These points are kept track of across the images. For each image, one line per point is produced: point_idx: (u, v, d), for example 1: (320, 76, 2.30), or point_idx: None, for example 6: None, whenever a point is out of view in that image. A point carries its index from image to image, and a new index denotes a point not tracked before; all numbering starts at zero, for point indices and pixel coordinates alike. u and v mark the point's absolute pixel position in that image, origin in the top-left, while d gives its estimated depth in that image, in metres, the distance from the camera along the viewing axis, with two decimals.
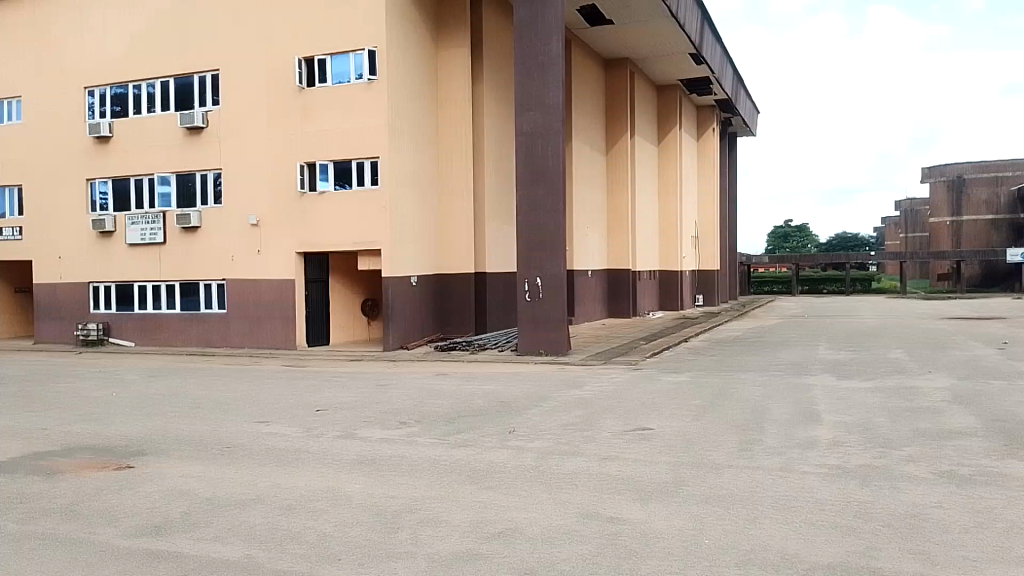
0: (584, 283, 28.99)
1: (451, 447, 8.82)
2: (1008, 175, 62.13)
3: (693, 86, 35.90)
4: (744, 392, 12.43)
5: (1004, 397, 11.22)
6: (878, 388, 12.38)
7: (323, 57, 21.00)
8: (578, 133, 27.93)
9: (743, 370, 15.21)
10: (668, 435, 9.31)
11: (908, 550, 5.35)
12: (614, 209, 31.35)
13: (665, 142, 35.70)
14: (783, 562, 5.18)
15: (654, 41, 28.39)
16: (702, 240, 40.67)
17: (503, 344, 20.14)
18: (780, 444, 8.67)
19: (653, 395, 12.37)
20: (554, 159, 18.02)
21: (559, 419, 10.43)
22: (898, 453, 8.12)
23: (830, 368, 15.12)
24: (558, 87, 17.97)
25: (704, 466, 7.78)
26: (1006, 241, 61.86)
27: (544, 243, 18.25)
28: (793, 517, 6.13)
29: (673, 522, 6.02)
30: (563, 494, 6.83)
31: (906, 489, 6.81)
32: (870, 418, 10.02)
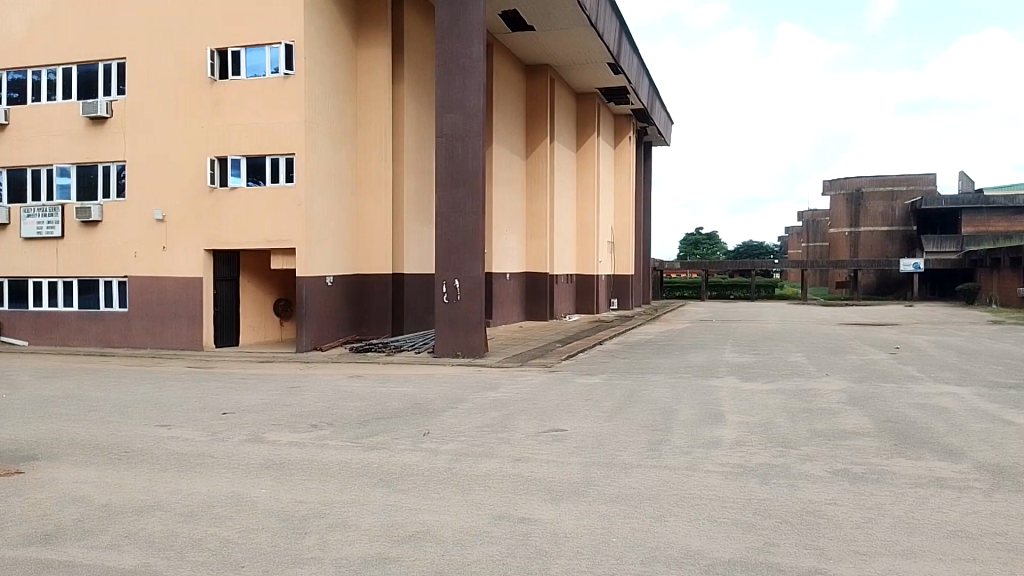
0: (502, 285, 29.11)
1: (363, 450, 8.71)
2: (903, 190, 66.05)
3: (611, 95, 36.69)
4: (655, 393, 12.78)
5: (893, 399, 11.93)
6: (779, 390, 12.95)
7: (238, 49, 20.37)
8: (498, 137, 28.07)
9: (655, 372, 15.63)
10: (580, 436, 9.47)
11: (803, 545, 5.62)
12: (532, 213, 31.64)
13: (584, 148, 36.29)
14: (686, 559, 5.35)
15: (574, 49, 28.83)
16: (618, 245, 41.52)
17: (419, 346, 20.01)
18: (686, 444, 8.95)
19: (567, 396, 12.55)
20: (474, 162, 18.04)
21: (474, 421, 10.46)
22: (796, 452, 8.52)
23: (735, 370, 15.73)
24: (479, 90, 18.01)
25: (614, 466, 7.95)
26: (899, 251, 65.81)
27: (462, 245, 18.23)
28: (697, 514, 6.34)
29: (582, 522, 6.12)
30: (475, 495, 6.85)
31: (802, 487, 7.15)
32: (771, 418, 10.48)
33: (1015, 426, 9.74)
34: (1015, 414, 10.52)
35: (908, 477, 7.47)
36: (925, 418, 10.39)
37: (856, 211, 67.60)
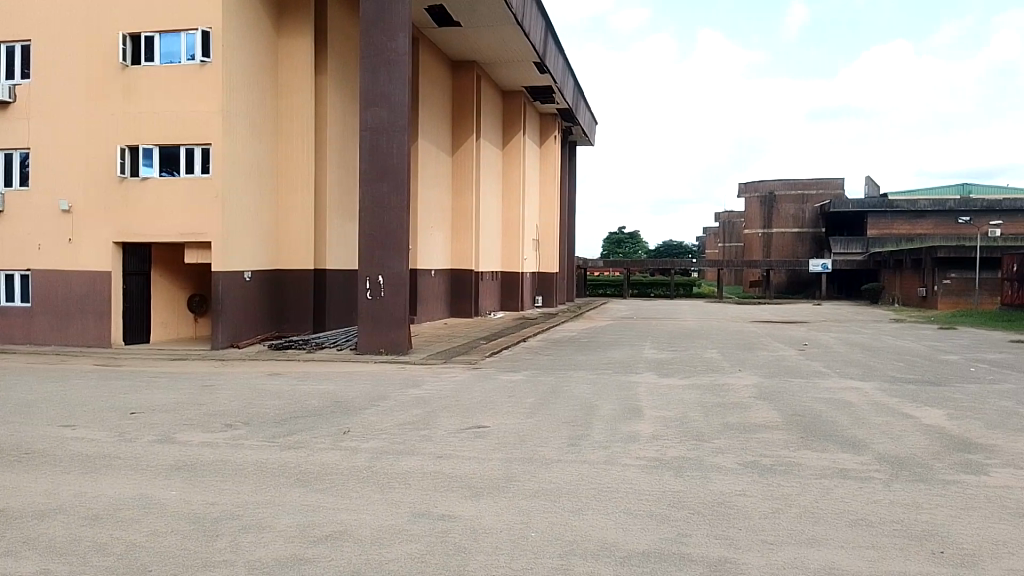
0: (426, 282, 28.91)
1: (279, 449, 8.51)
2: (812, 194, 68.76)
3: (536, 94, 36.95)
4: (576, 390, 12.97)
5: (801, 394, 12.48)
6: (695, 386, 13.35)
7: (151, 35, 19.55)
8: (423, 132, 27.85)
9: (577, 368, 15.86)
10: (502, 432, 9.53)
11: (714, 536, 5.82)
12: (458, 210, 31.56)
13: (510, 146, 36.42)
14: (602, 550, 5.47)
15: (500, 46, 28.86)
16: (544, 243, 41.89)
17: (341, 343, 19.71)
18: (605, 439, 9.13)
19: (490, 393, 12.60)
20: (399, 156, 17.85)
21: (395, 418, 10.39)
22: (710, 445, 8.82)
23: (654, 366, 16.12)
24: (403, 84, 17.83)
25: (535, 461, 8.03)
26: (808, 252, 68.98)
27: (385, 241, 18.02)
28: (614, 507, 6.48)
29: (501, 517, 6.16)
30: (394, 494, 6.80)
31: (715, 479, 7.40)
32: (687, 413, 10.80)
33: (911, 419, 10.34)
34: (912, 408, 11.16)
35: (813, 468, 7.83)
36: (830, 412, 10.90)
37: (769, 213, 70.52)
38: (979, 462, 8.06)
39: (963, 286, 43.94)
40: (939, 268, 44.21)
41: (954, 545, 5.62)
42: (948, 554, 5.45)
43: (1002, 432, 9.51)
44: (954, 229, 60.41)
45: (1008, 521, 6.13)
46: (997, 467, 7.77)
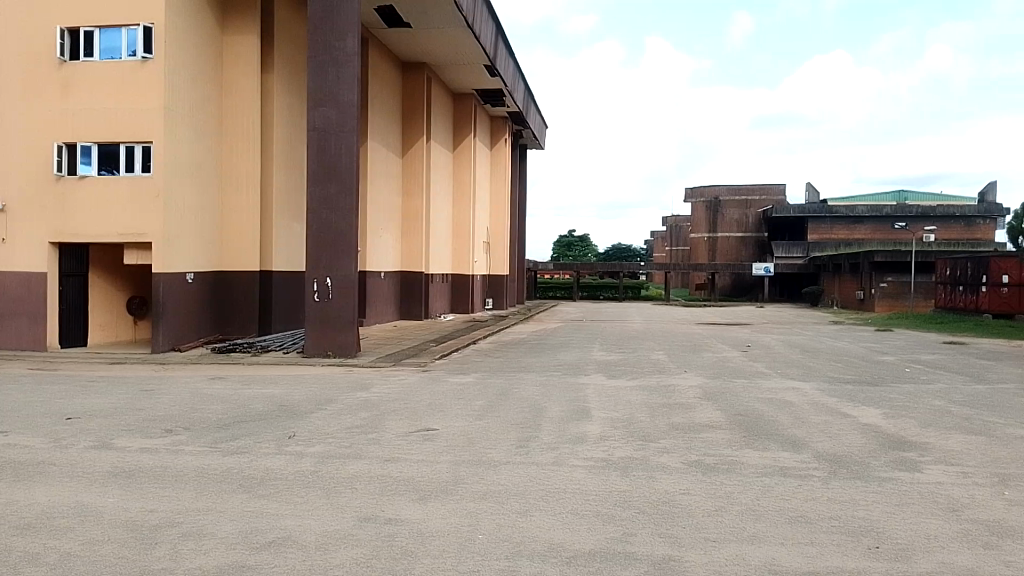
0: (375, 285, 28.63)
1: (222, 455, 8.34)
2: (756, 199, 70.48)
3: (487, 96, 36.98)
4: (525, 392, 13.01)
5: (745, 394, 12.77)
6: (642, 387, 13.54)
7: (91, 29, 18.95)
8: (373, 133, 27.61)
9: (526, 371, 15.92)
10: (451, 435, 9.51)
11: (659, 534, 5.91)
12: (408, 211, 31.37)
13: (460, 148, 36.39)
14: (548, 551, 5.50)
15: (450, 48, 28.79)
16: (494, 245, 41.97)
17: (288, 346, 19.40)
18: (554, 440, 9.20)
19: (439, 396, 12.55)
20: (348, 157, 17.68)
21: (343, 422, 10.28)
22: (656, 445, 8.96)
23: (602, 368, 16.28)
24: (352, 84, 17.66)
25: (483, 463, 8.03)
26: (752, 256, 70.64)
27: (334, 243, 17.81)
28: (562, 507, 6.54)
29: (449, 520, 6.16)
30: (340, 498, 6.73)
31: (660, 478, 7.52)
32: (633, 414, 10.94)
33: (849, 418, 10.68)
34: (850, 407, 11.52)
35: (755, 467, 8.02)
36: (772, 412, 11.18)
37: (714, 218, 71.74)
38: (912, 459, 8.36)
39: (899, 289, 45.44)
40: (877, 272, 45.68)
41: (888, 540, 5.82)
42: (882, 549, 5.64)
43: (933, 430, 9.89)
44: (890, 234, 62.54)
45: (937, 516, 6.38)
46: (929, 465, 8.08)
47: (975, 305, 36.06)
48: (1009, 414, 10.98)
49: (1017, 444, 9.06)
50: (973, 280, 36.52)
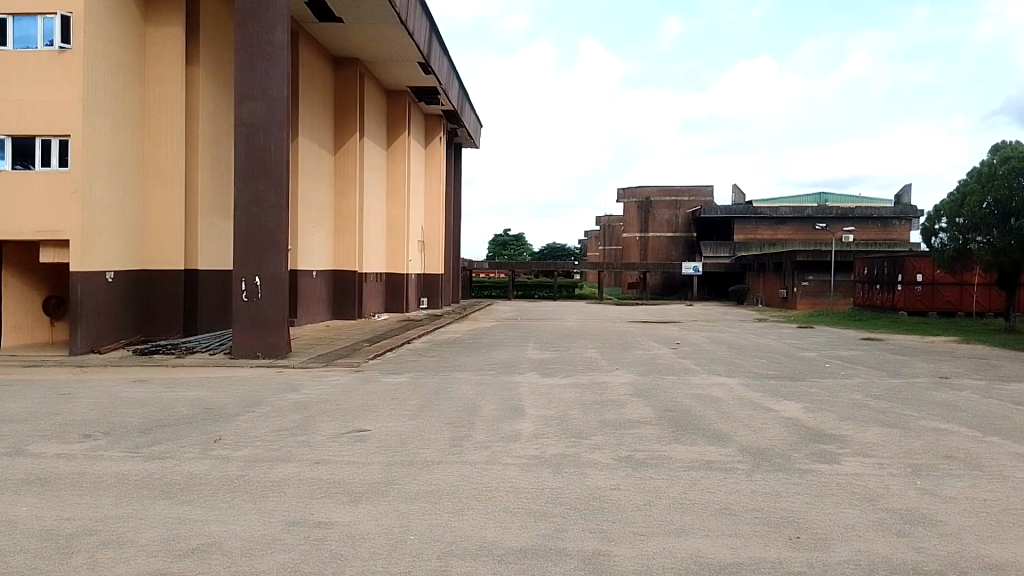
0: (307, 283, 28.07)
1: (144, 460, 8.06)
2: (685, 200, 72.22)
3: (421, 94, 36.72)
4: (459, 391, 13.01)
5: (674, 390, 13.07)
6: (574, 384, 13.71)
7: (3, 16, 18.03)
8: (304, 128, 27.09)
9: (461, 370, 15.92)
10: (383, 435, 9.43)
11: (590, 530, 6.00)
12: (340, 209, 30.88)
13: (394, 146, 36.04)
14: (480, 550, 5.52)
15: (383, 45, 28.49)
16: (429, 244, 41.77)
17: (215, 347, 18.87)
18: (487, 439, 9.23)
19: (371, 396, 12.42)
20: (277, 154, 17.32)
21: (272, 424, 10.07)
22: (587, 441, 9.09)
23: (535, 366, 16.42)
24: (282, 79, 17.32)
25: (416, 464, 7.99)
26: (681, 256, 72.33)
27: (262, 241, 17.41)
28: (494, 506, 6.57)
29: (380, 521, 6.12)
30: (268, 502, 6.60)
31: (591, 474, 7.64)
32: (566, 411, 11.07)
33: (772, 412, 11.07)
34: (773, 402, 11.94)
35: (683, 461, 8.23)
36: (700, 407, 11.48)
37: (646, 218, 73.08)
38: (831, 451, 8.73)
39: (820, 287, 47.21)
40: (799, 271, 47.33)
41: (807, 530, 6.06)
42: (802, 538, 5.87)
43: (850, 423, 10.36)
44: (811, 235, 64.99)
45: (854, 505, 6.68)
46: (847, 456, 8.45)
47: (891, 303, 37.77)
48: (919, 406, 11.59)
49: (927, 435, 9.58)
50: (888, 279, 38.25)
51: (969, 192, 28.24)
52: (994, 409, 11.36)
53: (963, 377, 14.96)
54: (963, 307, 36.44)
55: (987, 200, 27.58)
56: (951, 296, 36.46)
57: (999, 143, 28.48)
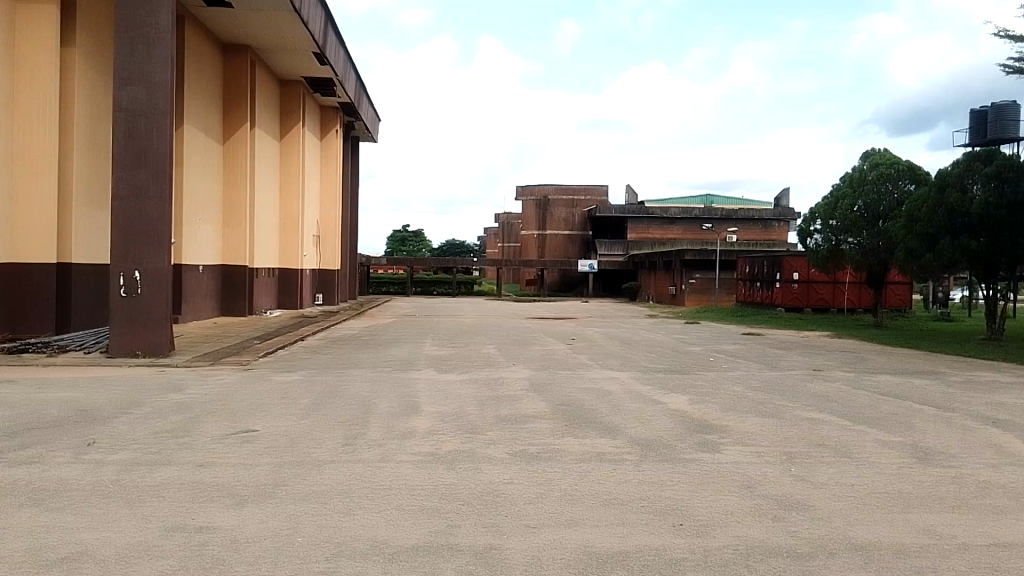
0: (192, 279, 26.83)
1: (8, 465, 7.49)
2: (582, 199, 73.82)
3: (315, 84, 35.73)
4: (354, 388, 12.78)
5: (569, 385, 13.35)
6: (471, 381, 13.74)
7: None
8: (189, 117, 25.84)
9: (355, 367, 15.64)
10: (272, 436, 9.12)
11: (482, 524, 6.04)
12: (229, 201, 29.66)
13: (287, 137, 34.96)
14: (371, 549, 5.45)
15: (276, 32, 27.58)
16: (324, 239, 40.86)
17: (90, 345, 17.76)
18: (381, 437, 9.11)
19: (261, 395, 12.00)
20: (159, 142, 16.43)
21: (153, 426, 9.58)
22: (482, 437, 9.14)
23: (433, 363, 16.36)
24: (165, 64, 16.45)
25: (306, 464, 7.81)
26: (578, 253, 73.80)
27: (143, 234, 16.50)
28: (387, 504, 6.50)
29: (266, 524, 5.93)
30: (146, 508, 6.27)
31: (485, 469, 7.69)
32: (462, 407, 11.10)
33: (660, 405, 11.47)
34: (661, 395, 12.37)
35: (574, 454, 8.41)
36: (592, 401, 11.76)
37: (543, 216, 74.07)
38: (713, 441, 9.14)
39: (706, 285, 49.38)
40: (687, 269, 49.33)
41: (690, 517, 6.32)
42: (685, 526, 6.12)
43: (732, 413, 10.88)
44: (698, 235, 67.29)
45: (733, 493, 7.02)
46: (728, 446, 8.87)
47: (771, 300, 39.93)
48: (795, 397, 12.30)
49: (802, 424, 10.20)
50: (768, 277, 40.55)
51: (842, 196, 30.39)
52: (861, 399, 12.20)
53: (833, 370, 16.01)
54: (835, 303, 38.82)
55: (858, 203, 29.77)
56: (825, 293, 38.80)
57: (868, 150, 30.78)
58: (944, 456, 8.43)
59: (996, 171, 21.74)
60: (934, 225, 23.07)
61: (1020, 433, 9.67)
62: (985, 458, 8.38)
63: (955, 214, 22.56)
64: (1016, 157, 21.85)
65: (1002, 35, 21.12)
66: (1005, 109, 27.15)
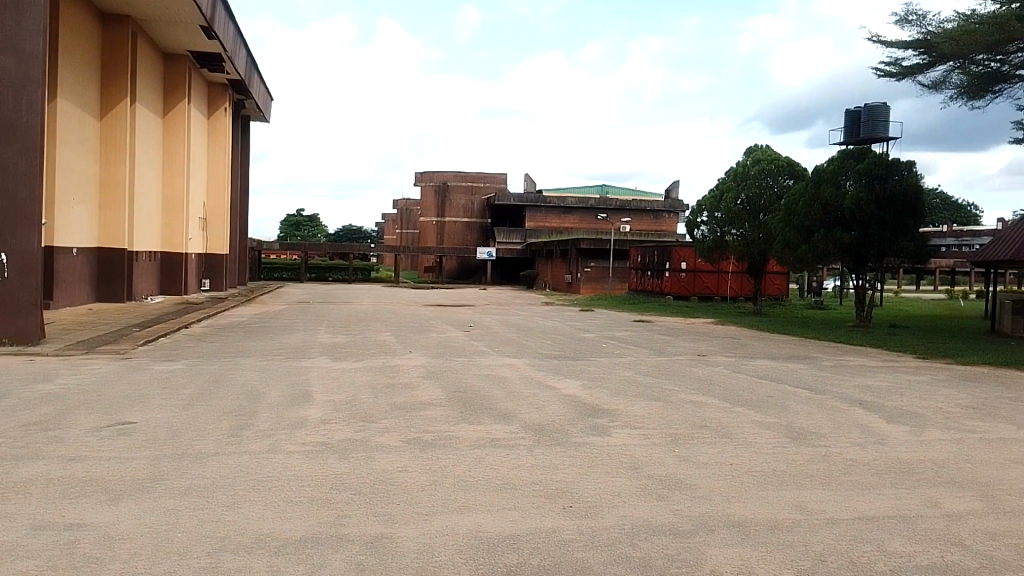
0: (65, 263, 25.08)
1: None
2: (481, 186, 73.97)
3: (202, 59, 34.09)
4: (241, 377, 12.35)
5: (464, 372, 13.40)
6: (365, 368, 13.57)
7: None
8: (62, 89, 24.05)
9: (244, 356, 15.10)
10: (151, 428, 8.68)
11: (374, 513, 5.99)
12: (107, 181, 27.90)
13: (172, 115, 33.20)
14: (256, 542, 5.31)
15: (161, 3, 26.13)
16: (210, 223, 39.18)
17: None
18: (270, 427, 8.84)
19: (140, 386, 11.39)
20: (28, 116, 15.23)
21: (18, 419, 8.91)
22: (376, 425, 9.07)
23: (326, 350, 16.03)
24: (36, 32, 15.24)
25: (188, 456, 7.48)
26: (477, 240, 74.10)
27: (10, 213, 15.26)
28: (276, 495, 6.34)
29: (143, 520, 5.65)
30: (9, 506, 5.84)
31: (377, 457, 7.62)
32: (356, 395, 10.95)
33: (554, 390, 11.72)
34: (555, 381, 12.62)
35: (469, 440, 8.45)
36: (488, 387, 11.87)
37: (442, 203, 73.64)
38: (603, 425, 9.42)
39: (601, 273, 50.58)
40: (583, 257, 50.34)
41: (579, 499, 6.49)
42: (574, 507, 6.28)
43: (622, 398, 11.23)
44: (596, 225, 68.30)
45: (621, 474, 7.27)
46: (617, 429, 9.16)
47: (660, 288, 41.40)
48: (681, 382, 12.84)
49: (686, 406, 10.66)
50: (658, 266, 41.98)
51: (727, 189, 31.89)
52: (742, 383, 12.87)
53: (717, 355, 16.80)
54: (719, 292, 40.65)
55: (741, 196, 31.31)
56: (710, 281, 40.57)
57: (752, 145, 32.40)
58: (815, 436, 9.03)
59: (867, 168, 23.37)
60: (811, 219, 24.50)
61: (882, 413, 10.46)
62: (851, 437, 9.02)
63: (829, 209, 24.06)
64: (884, 155, 23.56)
65: (875, 40, 22.61)
66: (876, 110, 29.11)
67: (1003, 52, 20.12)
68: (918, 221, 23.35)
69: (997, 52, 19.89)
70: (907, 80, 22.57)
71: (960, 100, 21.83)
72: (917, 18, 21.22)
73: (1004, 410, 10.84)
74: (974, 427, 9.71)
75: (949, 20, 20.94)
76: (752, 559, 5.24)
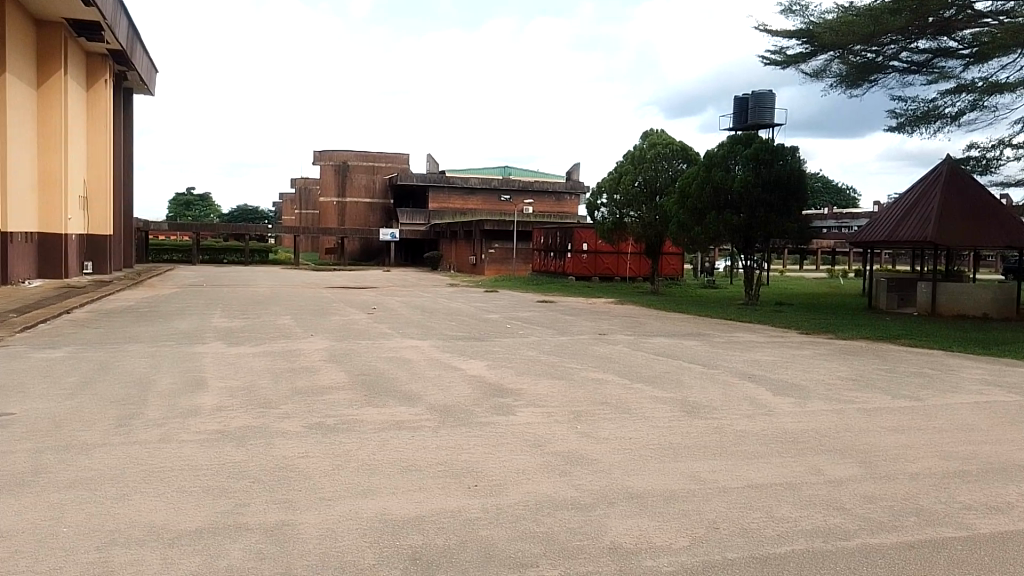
0: None
1: None
2: (382, 165, 72.83)
3: (80, 28, 31.98)
4: (130, 364, 11.76)
5: (367, 354, 13.23)
6: (263, 353, 13.15)
7: None
8: None
9: (131, 341, 14.31)
10: (31, 419, 8.15)
11: (273, 501, 5.85)
12: None
13: (45, 88, 30.92)
14: (148, 535, 5.09)
15: None
16: (92, 201, 36.81)
17: None
18: (162, 416, 8.45)
19: (17, 375, 10.65)
20: None
21: None
22: (276, 410, 8.83)
23: (222, 335, 15.46)
24: None
25: (72, 448, 7.07)
26: (379, 222, 72.99)
27: None
28: (169, 486, 6.08)
29: (22, 516, 5.31)
30: None
31: (278, 444, 7.44)
32: (254, 380, 10.63)
33: (459, 371, 11.76)
34: (459, 361, 12.66)
35: (374, 424, 8.36)
36: (392, 369, 11.79)
37: (343, 182, 71.87)
38: (507, 404, 9.53)
39: (504, 254, 50.87)
40: (486, 239, 50.45)
41: (484, 478, 6.55)
42: (479, 486, 6.34)
43: (526, 376, 11.40)
44: (496, 206, 69.39)
45: (525, 451, 7.38)
46: (521, 407, 9.29)
47: (563, 269, 42.01)
48: (583, 360, 13.12)
49: (587, 384, 10.93)
50: (560, 247, 42.60)
51: (625, 171, 32.68)
52: (640, 360, 13.30)
53: (616, 333, 17.26)
54: (618, 273, 41.69)
55: (638, 179, 32.18)
56: (609, 263, 41.59)
57: (648, 130, 33.29)
58: (708, 409, 9.45)
59: (754, 153, 24.46)
60: (702, 202, 25.44)
61: (769, 386, 11.07)
62: (741, 409, 9.51)
63: (719, 191, 24.98)
64: (771, 141, 24.71)
65: (763, 30, 23.56)
66: (763, 97, 30.45)
67: (877, 44, 21.42)
68: (801, 204, 24.59)
69: (873, 43, 21.13)
70: (791, 68, 23.66)
71: (838, 88, 23.03)
72: (800, 8, 22.27)
73: (879, 381, 11.69)
74: (853, 397, 10.42)
75: (829, 11, 22.08)
76: (650, 529, 5.45)
